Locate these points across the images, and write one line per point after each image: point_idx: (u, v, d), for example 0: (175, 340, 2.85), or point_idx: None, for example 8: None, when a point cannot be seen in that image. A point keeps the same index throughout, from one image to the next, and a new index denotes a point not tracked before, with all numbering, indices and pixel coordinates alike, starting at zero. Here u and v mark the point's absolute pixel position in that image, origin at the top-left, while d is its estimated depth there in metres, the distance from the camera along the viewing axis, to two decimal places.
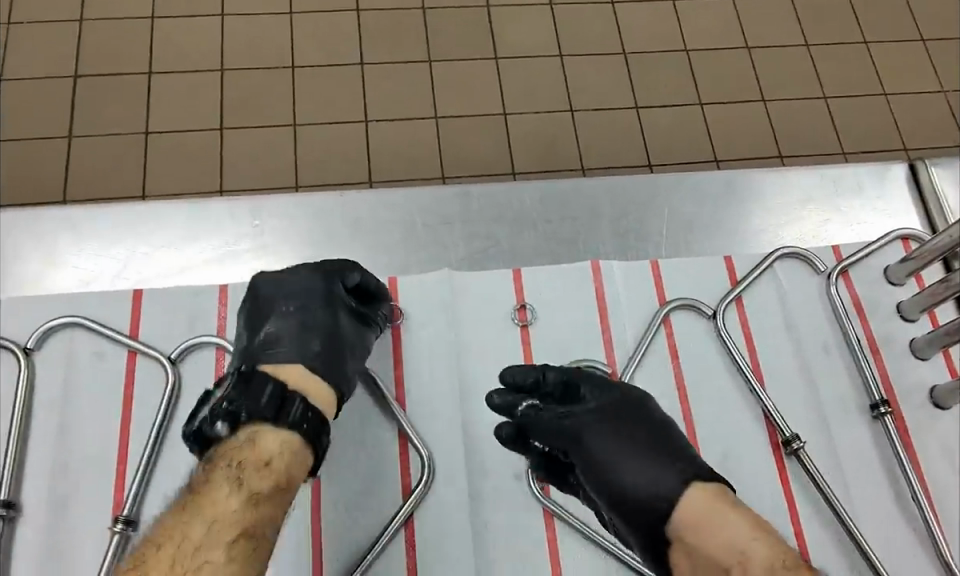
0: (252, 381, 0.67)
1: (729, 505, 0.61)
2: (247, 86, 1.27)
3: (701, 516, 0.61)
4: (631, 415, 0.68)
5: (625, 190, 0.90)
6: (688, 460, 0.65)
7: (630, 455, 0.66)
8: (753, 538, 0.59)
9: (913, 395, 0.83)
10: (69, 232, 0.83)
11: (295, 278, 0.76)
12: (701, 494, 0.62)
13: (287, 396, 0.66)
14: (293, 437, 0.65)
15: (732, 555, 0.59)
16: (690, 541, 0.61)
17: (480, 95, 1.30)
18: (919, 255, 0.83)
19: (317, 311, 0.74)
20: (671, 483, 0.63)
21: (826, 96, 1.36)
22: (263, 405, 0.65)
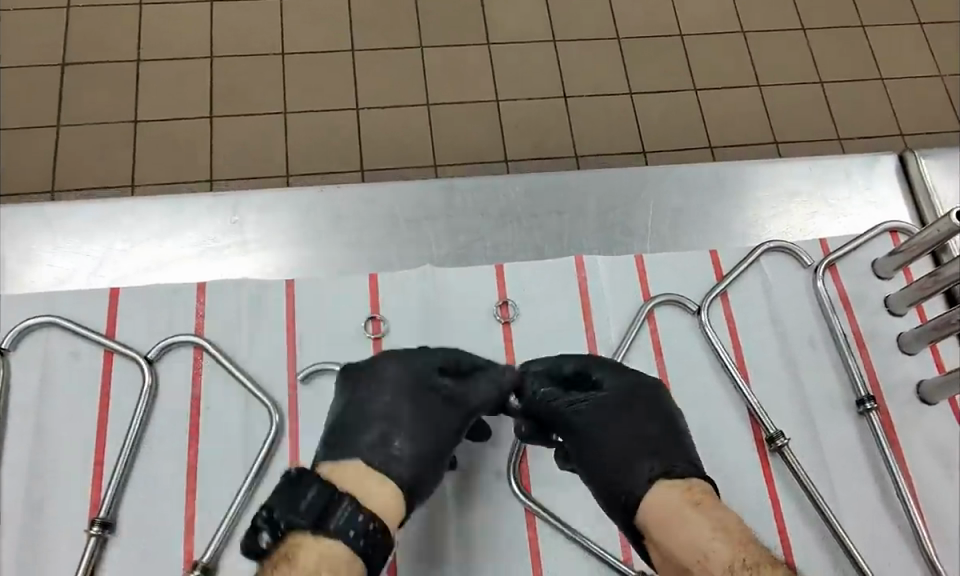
0: (297, 483, 0.59)
1: (692, 504, 0.60)
2: (236, 74, 1.25)
3: (666, 513, 0.60)
4: (635, 410, 0.68)
5: (610, 183, 0.88)
6: (667, 456, 0.65)
7: (615, 449, 0.66)
8: (713, 536, 0.57)
9: (900, 390, 0.82)
10: (47, 228, 0.82)
11: (384, 369, 0.70)
12: (666, 490, 0.62)
13: (331, 498, 0.58)
14: (336, 550, 0.56)
15: (693, 555, 0.57)
16: (656, 538, 0.61)
17: (472, 83, 1.28)
18: (908, 249, 0.82)
19: (403, 401, 0.67)
20: (640, 477, 0.63)
21: (822, 81, 1.34)
22: (301, 512, 0.57)
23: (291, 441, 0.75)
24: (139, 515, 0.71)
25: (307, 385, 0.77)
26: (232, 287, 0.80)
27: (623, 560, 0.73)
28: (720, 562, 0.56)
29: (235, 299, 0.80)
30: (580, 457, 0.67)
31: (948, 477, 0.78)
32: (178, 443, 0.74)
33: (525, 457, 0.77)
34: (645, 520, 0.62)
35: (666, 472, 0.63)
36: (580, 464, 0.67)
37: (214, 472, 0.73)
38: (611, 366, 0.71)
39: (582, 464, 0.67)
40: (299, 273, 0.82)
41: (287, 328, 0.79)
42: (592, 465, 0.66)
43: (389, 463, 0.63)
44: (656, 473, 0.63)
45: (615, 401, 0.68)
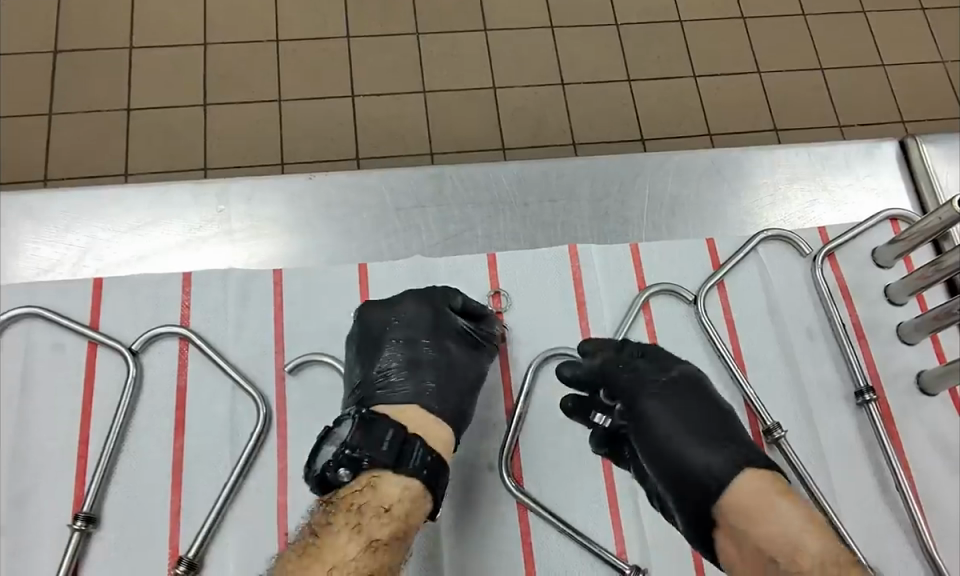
0: (373, 423, 0.63)
1: (784, 491, 0.60)
2: (228, 61, 1.23)
3: (754, 500, 0.60)
4: (695, 391, 0.69)
5: (605, 170, 0.87)
6: (742, 445, 0.65)
7: (684, 432, 0.66)
8: (808, 529, 0.58)
9: (899, 379, 0.80)
10: (30, 218, 0.80)
11: (403, 308, 0.74)
12: (756, 478, 0.61)
13: (407, 439, 0.63)
14: (414, 486, 0.61)
15: (785, 546, 0.57)
16: (739, 527, 0.60)
17: (468, 70, 1.26)
18: (908, 237, 0.81)
19: (424, 344, 0.72)
20: (725, 466, 0.63)
21: (822, 67, 1.32)
22: (383, 451, 0.62)
23: (278, 433, 0.74)
24: (124, 508, 0.70)
25: (295, 376, 0.76)
26: (218, 278, 0.79)
27: (617, 554, 0.72)
28: (814, 554, 0.57)
29: (222, 289, 0.78)
30: (644, 437, 0.67)
31: (947, 468, 0.77)
32: (164, 436, 0.73)
33: (517, 450, 0.76)
34: (723, 506, 0.61)
35: (751, 461, 0.63)
36: (643, 444, 0.67)
37: (200, 465, 0.72)
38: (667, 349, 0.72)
39: (647, 444, 0.67)
40: (287, 262, 0.81)
41: (275, 318, 0.78)
42: (659, 444, 0.66)
43: (430, 400, 0.69)
44: (741, 461, 0.63)
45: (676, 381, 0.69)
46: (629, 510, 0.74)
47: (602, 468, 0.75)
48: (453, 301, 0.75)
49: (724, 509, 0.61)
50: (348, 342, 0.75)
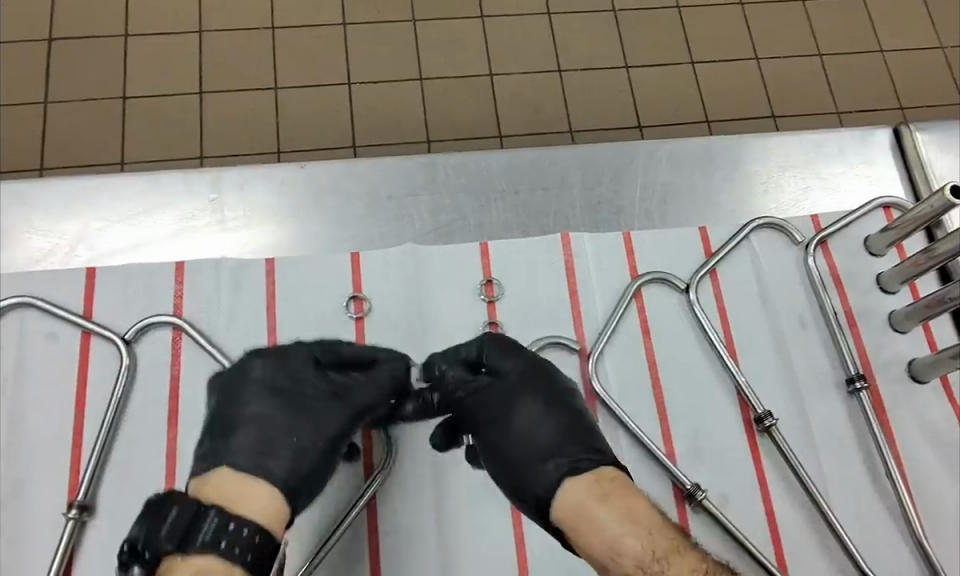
0: (154, 504, 0.54)
1: (601, 495, 0.58)
2: (224, 48, 1.22)
3: (576, 512, 0.58)
4: (524, 395, 0.66)
5: (598, 159, 0.87)
6: (568, 452, 0.62)
7: (511, 449, 0.63)
8: (627, 530, 0.55)
9: (890, 368, 0.81)
10: (23, 207, 0.80)
11: (259, 366, 0.66)
12: (575, 485, 0.59)
13: (194, 514, 0.53)
14: (212, 568, 0.52)
15: (606, 551, 0.56)
16: (570, 535, 0.59)
17: (465, 56, 1.25)
18: (900, 226, 0.81)
19: (279, 399, 0.64)
20: (547, 479, 0.61)
21: (820, 53, 1.31)
22: (163, 537, 0.52)
23: None
24: (119, 498, 0.70)
25: None
26: (211, 267, 0.79)
27: None
28: (634, 557, 0.55)
29: (214, 279, 0.79)
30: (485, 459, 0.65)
31: (938, 456, 0.77)
32: (158, 425, 0.73)
33: None
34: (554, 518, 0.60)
35: (573, 468, 0.60)
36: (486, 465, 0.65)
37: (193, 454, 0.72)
38: (503, 349, 0.69)
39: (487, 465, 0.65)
40: (279, 251, 0.81)
41: (268, 307, 0.78)
42: (498, 465, 0.64)
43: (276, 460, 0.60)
44: (564, 473, 0.60)
45: (507, 392, 0.66)
46: None
47: None
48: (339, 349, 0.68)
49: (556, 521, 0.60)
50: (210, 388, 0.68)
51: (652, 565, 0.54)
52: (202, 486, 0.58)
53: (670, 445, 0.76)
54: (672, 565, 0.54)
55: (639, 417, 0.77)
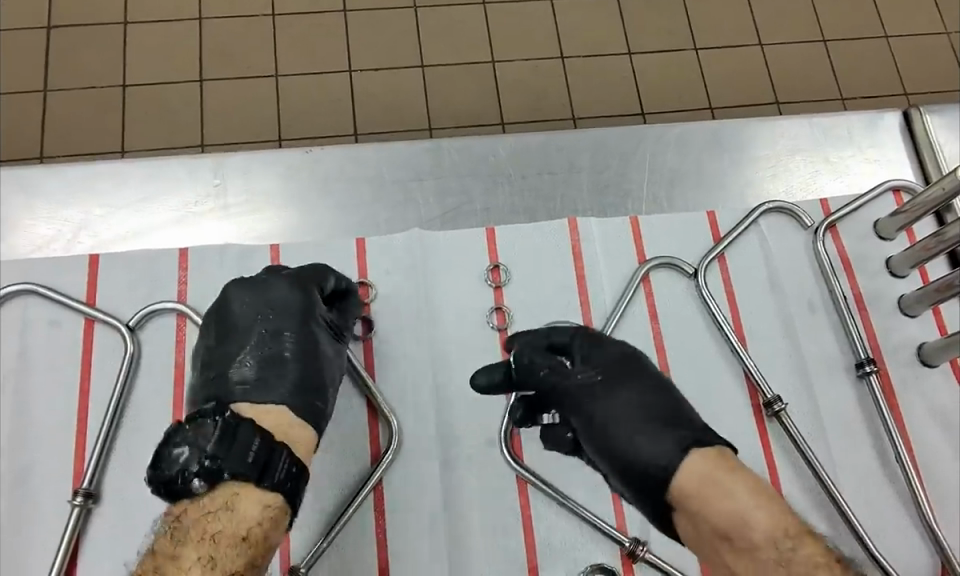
0: (239, 430, 0.59)
1: (729, 469, 0.58)
2: (225, 34, 1.21)
3: (703, 483, 0.58)
4: (623, 375, 0.65)
5: (606, 143, 0.86)
6: (685, 426, 0.62)
7: (626, 424, 0.63)
8: (760, 505, 0.56)
9: (900, 352, 0.80)
10: (25, 194, 0.79)
11: (272, 292, 0.69)
12: (703, 459, 0.59)
13: (275, 448, 0.59)
14: (277, 504, 0.58)
15: (737, 522, 0.56)
16: (692, 508, 0.59)
17: (468, 43, 1.24)
18: (910, 210, 0.80)
19: (291, 332, 0.68)
20: (668, 450, 0.60)
21: (824, 39, 1.30)
22: (248, 464, 0.57)
23: None
24: (125, 485, 0.70)
25: None
26: (215, 254, 0.78)
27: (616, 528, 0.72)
28: (765, 532, 0.56)
29: (218, 265, 0.78)
30: (591, 436, 0.64)
31: (948, 440, 0.77)
32: (163, 413, 0.73)
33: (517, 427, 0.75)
34: (677, 489, 0.59)
35: (696, 441, 0.61)
36: (592, 443, 0.64)
37: None
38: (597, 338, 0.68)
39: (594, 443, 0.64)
40: (283, 237, 0.80)
41: None
42: (607, 440, 0.63)
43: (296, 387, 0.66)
44: (686, 444, 0.61)
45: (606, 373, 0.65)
46: None
47: None
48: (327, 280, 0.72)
49: (680, 494, 0.59)
50: (209, 313, 0.70)
51: (786, 544, 0.55)
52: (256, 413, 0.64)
53: None
54: (801, 551, 0.55)
55: None
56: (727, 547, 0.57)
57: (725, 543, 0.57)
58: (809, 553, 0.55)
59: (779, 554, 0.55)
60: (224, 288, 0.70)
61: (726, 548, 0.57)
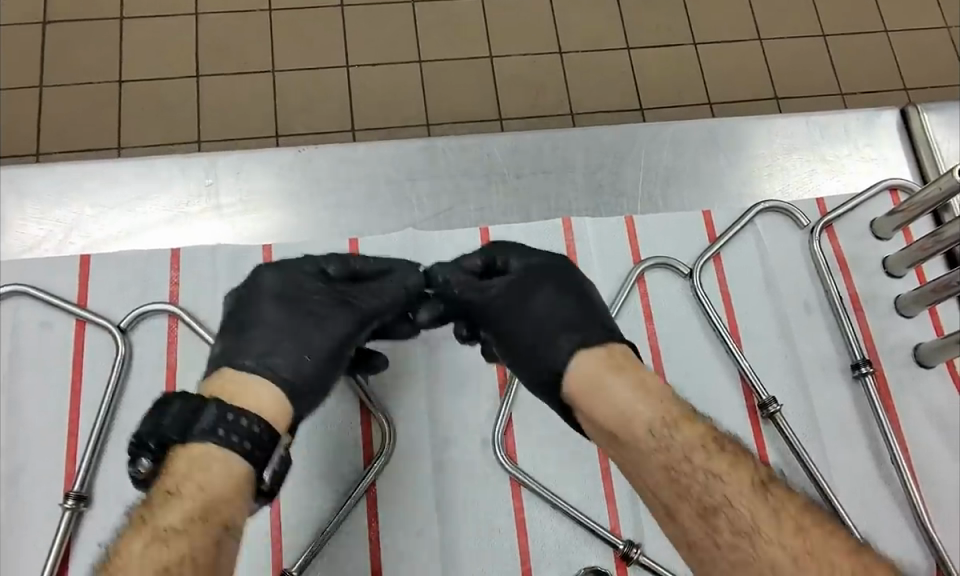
0: (159, 400, 0.58)
1: (616, 368, 0.62)
2: (221, 29, 1.20)
3: (587, 383, 0.61)
4: (536, 285, 0.66)
5: (600, 141, 0.85)
6: (584, 326, 0.65)
7: (524, 332, 0.65)
8: (639, 398, 0.60)
9: (896, 353, 0.80)
10: (16, 194, 0.79)
11: (266, 276, 0.67)
12: (592, 360, 0.63)
13: (196, 406, 0.57)
14: (209, 453, 0.56)
15: (618, 416, 0.60)
16: (583, 407, 0.62)
17: (466, 37, 1.23)
18: (907, 209, 0.79)
19: (284, 311, 0.64)
20: (560, 354, 0.63)
21: (824, 34, 1.29)
22: (166, 427, 0.56)
23: None
24: (117, 487, 0.70)
25: None
26: (207, 254, 0.78)
27: (611, 530, 0.72)
28: (644, 421, 0.59)
29: (210, 266, 0.77)
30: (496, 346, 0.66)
31: (945, 441, 0.77)
32: None
33: (510, 430, 0.75)
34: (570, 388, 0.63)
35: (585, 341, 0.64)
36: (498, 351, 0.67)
37: None
38: (516, 249, 0.69)
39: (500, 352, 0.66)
40: (275, 237, 0.80)
41: None
42: (511, 348, 0.65)
43: (276, 356, 0.62)
44: (577, 343, 0.63)
45: (520, 285, 0.66)
46: (623, 487, 0.73)
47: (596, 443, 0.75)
48: (353, 262, 0.68)
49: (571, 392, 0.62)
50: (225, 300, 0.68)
51: (662, 429, 0.59)
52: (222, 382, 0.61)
53: None
54: (679, 436, 0.58)
55: None
56: (613, 443, 0.60)
57: (613, 441, 0.60)
58: (687, 436, 0.58)
59: (658, 439, 0.58)
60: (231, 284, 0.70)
61: (615, 442, 0.60)
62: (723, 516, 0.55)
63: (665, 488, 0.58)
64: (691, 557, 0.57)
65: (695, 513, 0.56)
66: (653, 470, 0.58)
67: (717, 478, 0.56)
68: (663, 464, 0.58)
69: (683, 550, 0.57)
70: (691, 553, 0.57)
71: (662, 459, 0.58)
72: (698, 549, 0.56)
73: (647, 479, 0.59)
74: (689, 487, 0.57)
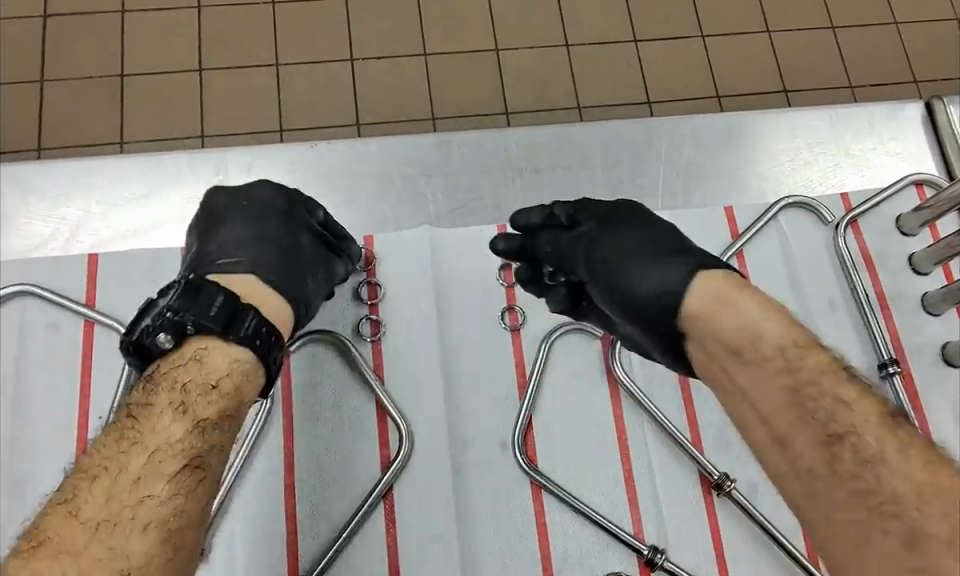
0: (203, 285, 0.57)
1: (739, 286, 0.55)
2: (224, 22, 1.18)
3: (709, 302, 0.55)
4: (622, 218, 0.63)
5: (618, 136, 0.83)
6: (695, 252, 0.59)
7: (632, 256, 0.60)
8: (766, 315, 0.53)
9: (924, 352, 0.78)
10: (21, 192, 0.77)
11: (256, 189, 0.68)
12: (708, 280, 0.56)
13: (241, 307, 0.57)
14: (244, 359, 0.56)
15: (745, 334, 0.53)
16: (702, 330, 0.55)
17: (472, 30, 1.21)
18: (934, 205, 0.77)
19: (275, 224, 0.66)
20: (674, 276, 0.57)
21: (833, 26, 1.27)
22: (212, 316, 0.56)
23: (285, 411, 0.72)
24: None
25: (301, 352, 0.74)
26: None
27: (634, 535, 0.70)
28: (775, 340, 0.53)
29: None
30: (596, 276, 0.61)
31: None
32: None
33: (531, 429, 0.73)
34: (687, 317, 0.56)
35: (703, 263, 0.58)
36: (595, 284, 0.62)
37: None
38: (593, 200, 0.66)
39: (598, 280, 0.61)
40: None
41: None
42: (609, 275, 0.60)
43: (266, 270, 0.63)
44: (695, 267, 0.58)
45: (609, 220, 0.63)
46: (646, 489, 0.72)
47: (618, 444, 0.73)
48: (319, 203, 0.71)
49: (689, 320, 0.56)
50: (196, 213, 0.68)
51: (793, 350, 0.52)
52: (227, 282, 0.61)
53: (698, 439, 0.74)
54: (807, 360, 0.52)
55: (664, 406, 0.75)
56: (735, 366, 0.53)
57: (736, 362, 0.53)
58: (815, 362, 0.52)
59: (786, 360, 0.52)
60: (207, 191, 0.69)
61: (735, 366, 0.53)
62: (847, 443, 0.49)
63: (786, 411, 0.51)
64: (797, 488, 0.51)
65: (817, 440, 0.50)
66: (777, 393, 0.52)
67: (844, 406, 0.50)
68: (789, 386, 0.51)
69: (788, 479, 0.51)
70: (799, 484, 0.50)
71: (786, 379, 0.51)
72: (810, 476, 0.50)
73: (766, 401, 0.52)
74: (814, 411, 0.50)
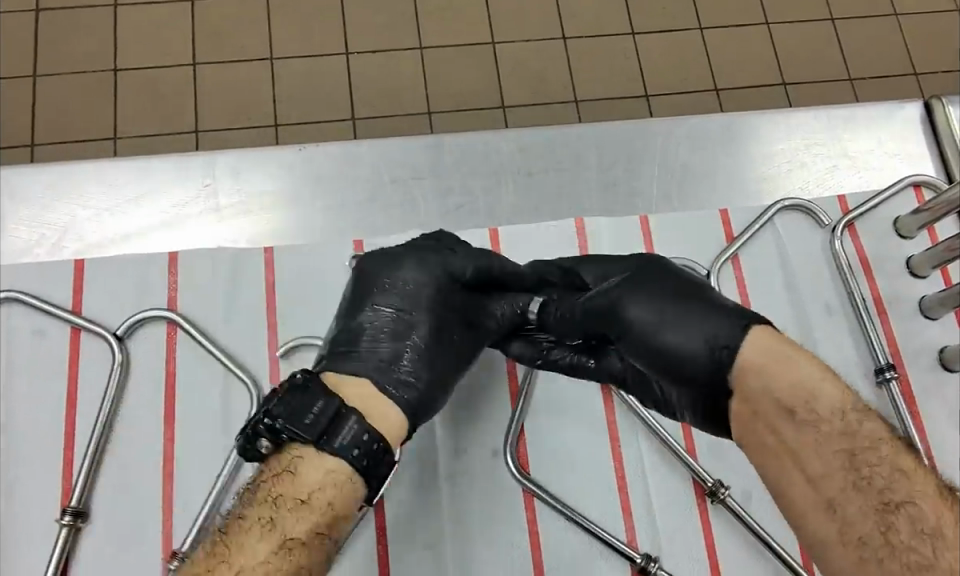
0: (303, 387, 0.56)
1: (794, 345, 0.55)
2: (219, 16, 1.16)
3: (767, 355, 0.54)
4: (655, 274, 0.60)
5: (613, 138, 0.82)
6: (736, 304, 0.57)
7: (670, 309, 0.57)
8: (824, 376, 0.54)
9: (921, 356, 0.77)
10: (7, 195, 0.76)
11: (406, 275, 0.65)
12: (767, 337, 0.55)
13: (341, 414, 0.55)
14: (339, 468, 0.54)
15: (801, 394, 0.53)
16: (752, 385, 0.54)
17: (468, 22, 1.19)
18: (933, 208, 0.76)
19: (417, 323, 0.63)
20: (725, 332, 0.55)
21: (833, 18, 1.26)
22: (306, 425, 0.55)
23: None
24: (114, 501, 0.67)
25: (287, 359, 0.72)
26: (205, 258, 0.75)
27: (627, 543, 0.69)
28: (831, 403, 0.53)
29: (209, 269, 0.74)
30: (628, 333, 0.58)
31: None
32: (154, 426, 0.70)
33: (523, 436, 0.73)
34: (740, 371, 0.54)
35: (753, 317, 0.56)
36: (626, 340, 0.59)
37: (193, 456, 0.69)
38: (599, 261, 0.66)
39: (630, 339, 0.58)
40: (276, 240, 0.77)
41: (266, 303, 0.74)
42: (644, 335, 0.57)
43: (399, 389, 0.60)
44: (745, 320, 0.56)
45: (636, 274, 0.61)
46: (639, 496, 0.71)
47: (611, 451, 0.72)
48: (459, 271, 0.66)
49: (739, 375, 0.54)
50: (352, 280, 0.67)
51: (852, 414, 0.53)
52: (341, 389, 0.59)
53: (692, 445, 0.73)
54: (866, 425, 0.53)
55: None
56: (788, 421, 0.54)
57: (787, 418, 0.54)
58: (874, 427, 0.53)
59: (846, 424, 0.53)
60: (360, 259, 0.67)
61: (786, 423, 0.54)
62: (903, 513, 0.50)
63: (840, 475, 0.52)
64: (845, 554, 0.51)
65: (872, 507, 0.51)
66: (833, 454, 0.53)
67: (903, 474, 0.51)
68: (847, 449, 0.52)
69: (834, 546, 0.52)
70: (847, 551, 0.51)
71: (845, 442, 0.52)
72: (861, 544, 0.51)
73: (821, 464, 0.53)
74: (871, 478, 0.51)
